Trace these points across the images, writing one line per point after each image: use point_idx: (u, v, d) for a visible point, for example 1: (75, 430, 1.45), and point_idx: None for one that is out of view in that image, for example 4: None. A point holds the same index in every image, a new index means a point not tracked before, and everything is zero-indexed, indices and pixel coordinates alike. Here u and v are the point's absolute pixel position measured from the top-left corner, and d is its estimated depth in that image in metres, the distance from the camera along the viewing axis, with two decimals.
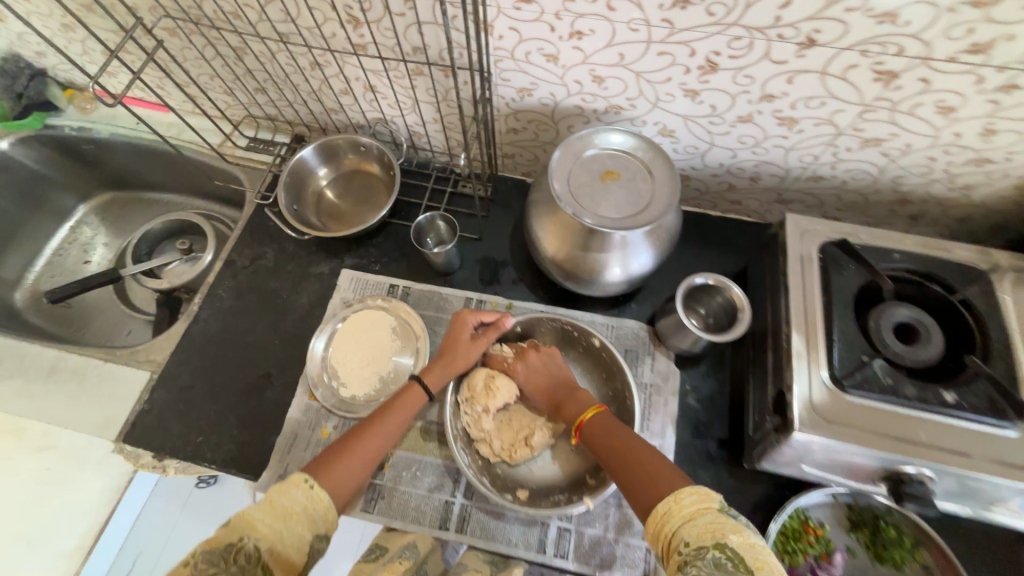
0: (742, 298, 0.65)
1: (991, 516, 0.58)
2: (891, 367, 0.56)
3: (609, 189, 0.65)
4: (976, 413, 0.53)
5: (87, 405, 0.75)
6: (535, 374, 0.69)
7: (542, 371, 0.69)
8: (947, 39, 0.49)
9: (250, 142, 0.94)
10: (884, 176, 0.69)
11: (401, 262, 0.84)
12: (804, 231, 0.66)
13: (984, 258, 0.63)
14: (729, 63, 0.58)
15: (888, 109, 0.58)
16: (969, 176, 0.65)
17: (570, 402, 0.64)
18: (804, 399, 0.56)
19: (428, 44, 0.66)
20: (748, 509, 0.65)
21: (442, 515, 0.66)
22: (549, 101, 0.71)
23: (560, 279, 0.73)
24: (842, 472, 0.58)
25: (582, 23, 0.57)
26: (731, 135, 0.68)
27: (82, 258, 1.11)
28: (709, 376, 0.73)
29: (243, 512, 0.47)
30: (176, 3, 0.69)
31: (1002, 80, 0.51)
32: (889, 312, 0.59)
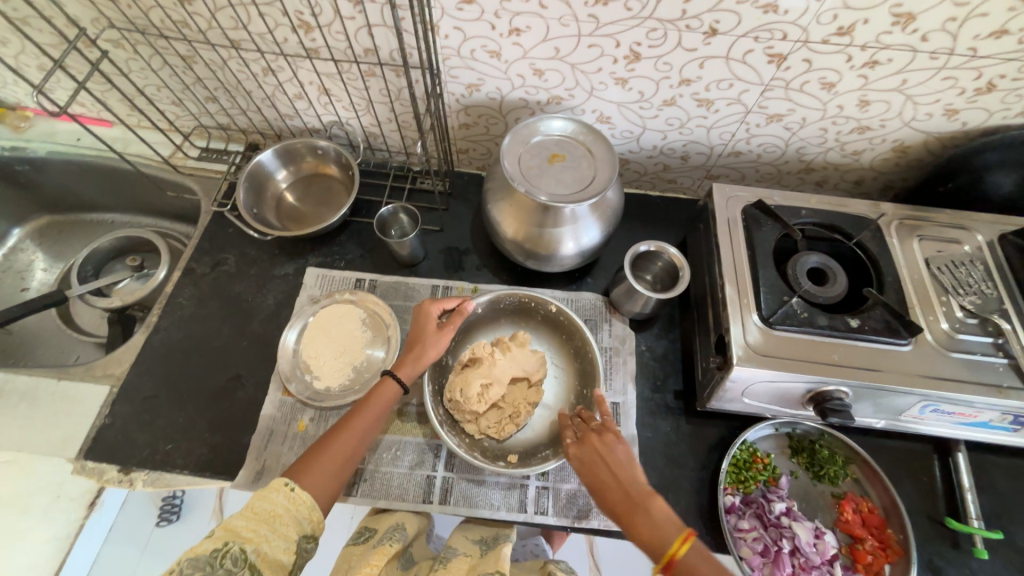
0: (680, 259, 0.73)
1: (901, 425, 0.68)
2: (807, 304, 0.65)
3: (556, 169, 0.71)
4: (876, 335, 0.63)
5: (42, 425, 0.72)
6: (600, 467, 0.56)
7: (602, 466, 0.56)
8: (819, 25, 0.59)
9: (203, 151, 0.94)
10: (790, 148, 0.79)
11: (366, 257, 0.87)
12: (729, 198, 0.75)
13: (874, 209, 0.74)
14: (650, 53, 0.66)
15: (783, 88, 0.68)
16: (856, 143, 0.76)
17: (642, 512, 0.51)
18: (740, 337, 0.63)
19: (379, 45, 0.71)
20: (705, 449, 0.72)
21: (425, 490, 0.69)
22: (496, 96, 0.77)
23: (520, 258, 0.78)
24: (778, 400, 0.66)
25: (519, 21, 0.64)
26: (659, 118, 0.77)
27: (19, 285, 1.05)
28: (661, 336, 0.80)
29: (225, 521, 0.49)
30: (122, 13, 0.70)
31: (865, 57, 0.62)
32: (802, 259, 0.68)
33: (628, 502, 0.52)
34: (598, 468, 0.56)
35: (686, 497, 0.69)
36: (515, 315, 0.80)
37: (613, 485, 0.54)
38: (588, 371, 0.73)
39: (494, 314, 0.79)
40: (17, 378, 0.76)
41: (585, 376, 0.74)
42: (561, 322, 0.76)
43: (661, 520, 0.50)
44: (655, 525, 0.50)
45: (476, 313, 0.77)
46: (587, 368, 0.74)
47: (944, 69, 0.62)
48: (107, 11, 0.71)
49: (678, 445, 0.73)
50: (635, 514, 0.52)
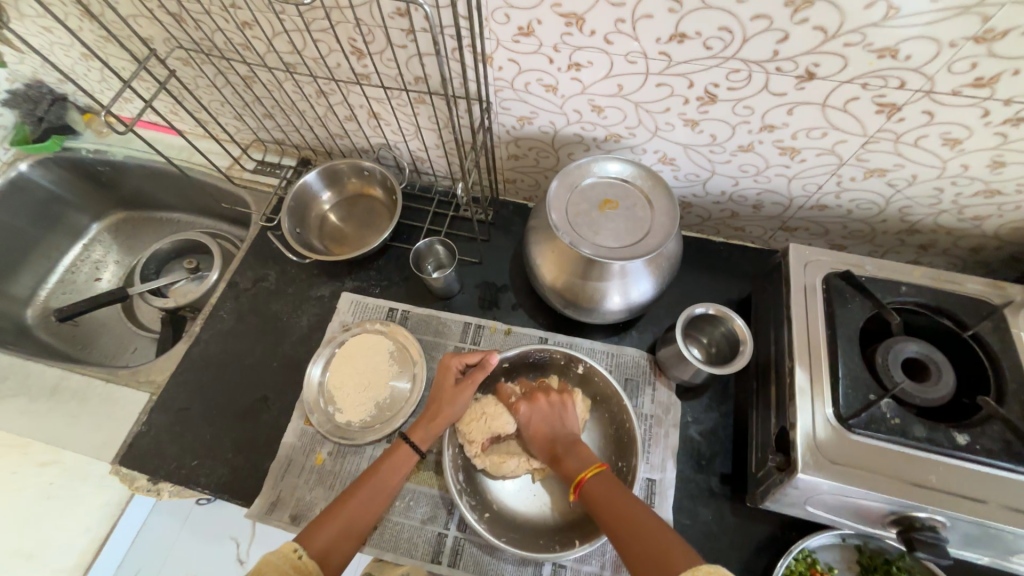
0: (744, 330, 0.63)
1: (1012, 566, 0.55)
2: (899, 406, 0.54)
3: (607, 218, 0.65)
4: (989, 458, 0.51)
5: (88, 425, 0.76)
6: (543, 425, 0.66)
7: (548, 419, 0.66)
8: (950, 73, 0.48)
9: (258, 165, 0.96)
10: (891, 207, 0.67)
11: (401, 286, 0.84)
12: (808, 262, 0.65)
13: (997, 292, 0.61)
14: (728, 95, 0.57)
15: (891, 141, 0.57)
16: (979, 208, 0.63)
17: (573, 454, 0.61)
18: (809, 438, 0.54)
19: (430, 74, 0.67)
20: (752, 550, 0.63)
21: (434, 548, 0.65)
22: (549, 130, 0.72)
23: (560, 306, 0.72)
24: (851, 514, 0.55)
25: (580, 56, 0.58)
26: (732, 164, 0.68)
27: (92, 276, 1.13)
28: (711, 408, 0.71)
29: None
30: (188, 35, 0.72)
31: (1008, 113, 0.50)
32: (897, 347, 0.57)
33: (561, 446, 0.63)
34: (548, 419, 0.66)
35: None
36: (542, 371, 0.74)
37: (555, 431, 0.65)
38: (626, 443, 0.66)
39: (524, 367, 0.73)
40: (71, 376, 0.80)
41: (619, 449, 0.67)
42: (594, 382, 0.70)
43: (584, 458, 0.60)
44: (577, 460, 0.60)
45: (503, 364, 0.71)
46: (624, 439, 0.66)
47: None
48: (175, 32, 0.73)
49: (720, 539, 0.64)
50: (565, 451, 0.62)
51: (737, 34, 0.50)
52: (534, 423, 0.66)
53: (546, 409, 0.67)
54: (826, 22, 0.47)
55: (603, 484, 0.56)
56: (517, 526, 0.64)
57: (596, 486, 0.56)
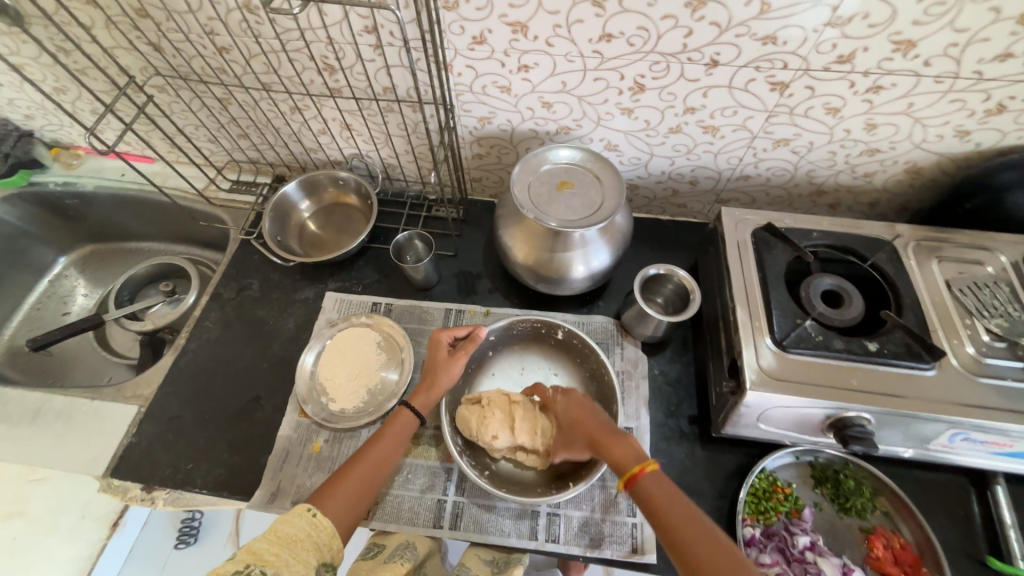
0: (691, 282, 0.73)
1: (930, 453, 0.64)
2: (822, 327, 0.64)
3: (566, 197, 0.73)
4: (896, 359, 0.61)
5: (74, 443, 0.76)
6: (575, 408, 0.66)
7: (586, 411, 0.65)
8: (819, 53, 0.61)
9: (234, 184, 1.01)
10: (800, 171, 0.80)
11: (382, 282, 0.90)
12: (738, 221, 0.75)
13: (889, 231, 0.73)
14: (654, 84, 0.68)
15: (787, 114, 0.70)
16: (867, 165, 0.76)
17: (621, 444, 0.59)
18: (752, 361, 0.63)
19: (397, 84, 0.75)
20: (722, 478, 0.70)
21: (435, 514, 0.68)
22: (507, 127, 0.81)
23: (532, 282, 0.79)
24: (797, 426, 0.64)
25: (527, 58, 0.68)
26: (666, 145, 0.79)
27: (62, 310, 1.12)
28: (674, 361, 0.80)
29: (248, 544, 0.50)
30: (166, 62, 0.78)
31: (868, 82, 0.63)
32: (815, 280, 0.67)
33: (602, 432, 0.61)
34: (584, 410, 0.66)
35: None
36: (524, 341, 0.81)
37: (600, 423, 0.63)
38: (605, 393, 0.73)
39: (509, 340, 0.80)
40: (52, 399, 0.79)
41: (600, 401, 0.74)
42: (573, 345, 0.78)
43: (638, 451, 0.58)
44: (625, 453, 0.58)
45: (491, 337, 0.78)
46: (604, 390, 0.74)
47: (951, 91, 0.63)
48: (154, 60, 0.78)
49: (694, 472, 0.71)
50: (616, 441, 0.60)
51: (652, 32, 0.61)
52: (573, 411, 0.66)
53: (583, 401, 0.67)
54: (719, 18, 0.59)
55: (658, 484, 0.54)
56: (515, 480, 0.69)
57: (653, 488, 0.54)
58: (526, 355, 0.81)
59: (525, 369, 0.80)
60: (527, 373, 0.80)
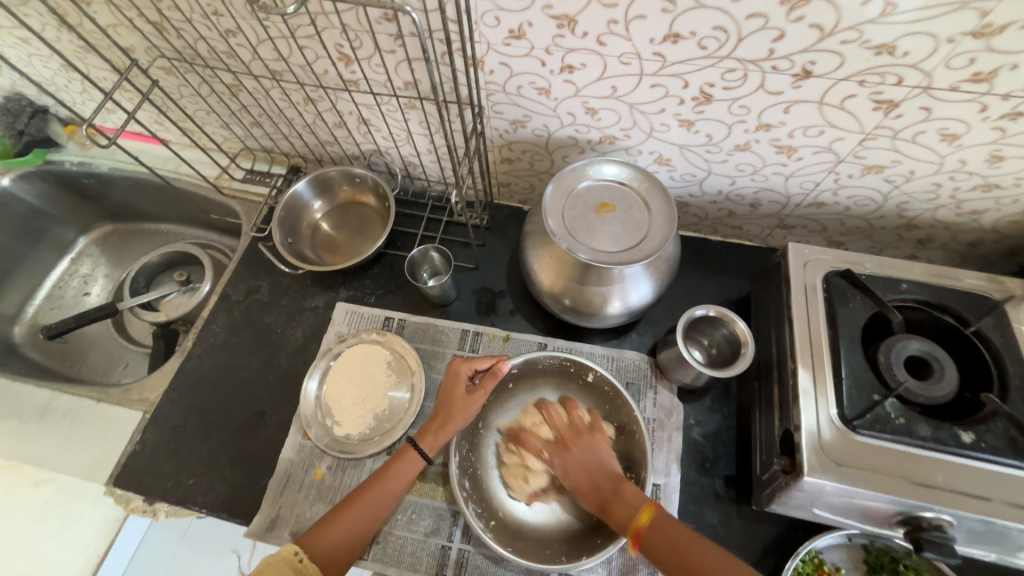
0: (746, 333, 0.62)
1: (1018, 563, 0.55)
2: (903, 405, 0.54)
3: (605, 222, 0.64)
4: (994, 455, 0.51)
5: (79, 446, 0.74)
6: (578, 464, 0.62)
7: (585, 467, 0.61)
8: (947, 69, 0.48)
9: (247, 174, 0.95)
10: (889, 202, 0.67)
11: (396, 294, 0.83)
12: (807, 261, 0.64)
13: (997, 286, 0.60)
14: (724, 94, 0.56)
15: (889, 138, 0.57)
16: (977, 202, 0.63)
17: (619, 500, 0.57)
18: (813, 440, 0.53)
19: (419, 79, 0.66)
20: (758, 552, 0.63)
21: (438, 561, 0.64)
22: (542, 132, 0.71)
23: (558, 312, 0.71)
24: (857, 515, 0.55)
25: (572, 58, 0.57)
26: (728, 163, 0.67)
27: (82, 291, 1.11)
28: (713, 410, 0.71)
29: None
30: (170, 44, 0.70)
31: (1006, 107, 0.50)
32: (900, 346, 0.56)
33: (606, 488, 0.58)
34: (583, 458, 0.62)
35: None
36: (546, 376, 0.73)
37: (594, 475, 0.60)
38: (633, 449, 0.65)
39: (531, 373, 0.72)
40: (61, 396, 0.78)
41: (626, 455, 0.66)
42: (602, 388, 0.70)
43: (631, 497, 0.57)
44: (628, 506, 0.56)
45: (512, 370, 0.70)
46: (632, 443, 0.66)
47: None
48: (157, 41, 0.71)
49: (726, 542, 0.63)
50: (613, 499, 0.57)
51: (732, 33, 0.49)
52: (574, 466, 0.62)
53: (581, 456, 0.62)
54: (822, 20, 0.46)
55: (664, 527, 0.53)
56: (523, 536, 0.63)
57: (659, 536, 0.53)
58: (546, 391, 0.73)
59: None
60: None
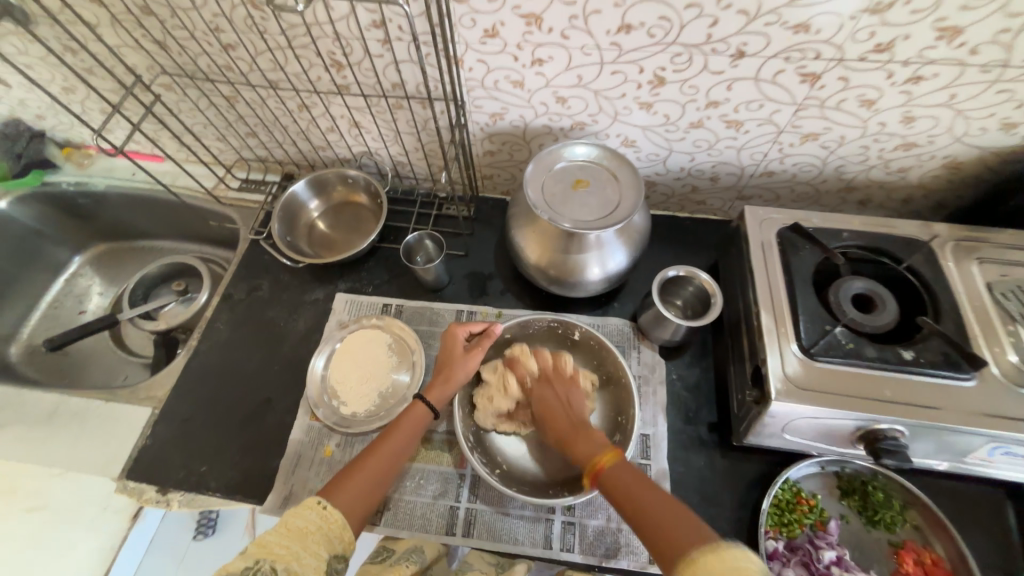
0: (712, 285, 0.70)
1: (966, 467, 0.62)
2: (852, 334, 0.61)
3: (581, 196, 0.71)
4: (933, 368, 0.58)
5: (90, 445, 0.76)
6: (552, 404, 0.65)
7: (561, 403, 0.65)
8: (855, 42, 0.57)
9: (243, 183, 1.00)
10: (828, 167, 0.76)
11: (392, 283, 0.88)
12: (762, 220, 0.72)
13: (926, 230, 0.69)
14: (675, 77, 0.65)
15: (818, 107, 0.66)
16: (901, 160, 0.72)
17: (583, 440, 0.60)
18: (778, 370, 0.60)
19: (406, 80, 0.73)
20: (743, 487, 0.68)
21: (448, 521, 0.67)
22: (519, 123, 0.78)
23: (545, 283, 0.77)
24: (824, 437, 0.61)
25: (541, 52, 0.65)
26: (686, 140, 0.75)
27: (78, 309, 1.13)
28: (693, 365, 0.77)
29: (258, 538, 0.49)
30: (173, 60, 0.76)
31: (908, 73, 0.59)
32: (845, 284, 0.64)
33: (574, 428, 0.62)
34: (559, 401, 0.66)
35: None
36: (537, 343, 0.79)
37: (565, 418, 0.63)
38: (623, 397, 0.71)
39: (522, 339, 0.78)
40: (69, 400, 0.80)
41: (618, 404, 0.72)
42: (591, 348, 0.76)
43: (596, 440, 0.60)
44: (591, 446, 0.59)
45: (505, 336, 0.77)
46: (622, 391, 0.72)
47: (998, 81, 0.58)
48: (160, 59, 0.77)
49: (713, 481, 0.69)
50: (576, 435, 0.61)
51: (675, 22, 0.58)
52: (548, 405, 0.66)
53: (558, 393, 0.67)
54: (747, 6, 0.55)
55: (622, 470, 0.55)
56: (526, 481, 0.68)
57: (614, 473, 0.55)
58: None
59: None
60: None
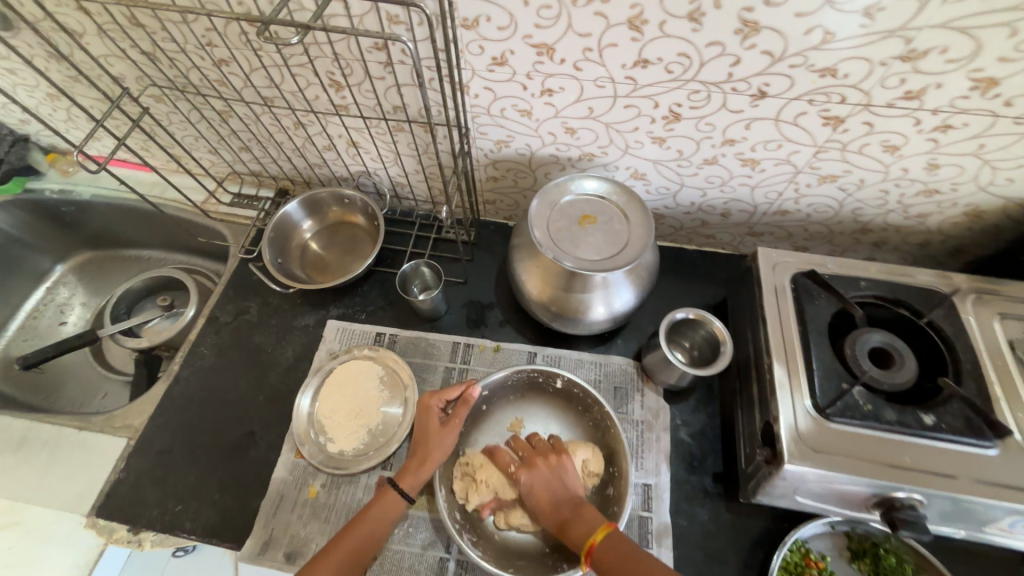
0: (724, 333, 0.67)
1: (986, 538, 0.58)
2: (870, 393, 0.58)
3: (587, 233, 0.67)
4: (955, 435, 0.55)
5: (59, 477, 0.72)
6: (544, 486, 0.62)
7: (549, 481, 0.62)
8: (883, 88, 0.54)
9: (234, 198, 0.96)
10: (845, 209, 0.73)
11: (387, 310, 0.84)
12: (776, 264, 0.69)
13: (945, 281, 0.66)
14: (691, 113, 0.62)
15: (839, 150, 0.63)
16: (921, 206, 0.69)
17: (580, 522, 0.57)
18: (792, 430, 0.56)
19: (407, 103, 0.69)
20: (748, 545, 0.65)
21: (437, 574, 0.64)
22: (525, 151, 0.75)
23: (546, 321, 0.73)
24: (837, 501, 0.58)
25: (551, 82, 0.62)
26: (699, 176, 0.72)
27: (57, 320, 1.08)
28: (698, 410, 0.74)
29: None
30: (162, 73, 0.72)
31: (936, 121, 0.56)
32: (863, 338, 0.61)
33: (566, 507, 0.59)
34: (546, 479, 0.63)
35: None
36: (523, 391, 0.75)
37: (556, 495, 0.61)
38: (613, 446, 0.68)
39: (502, 390, 0.74)
40: (40, 426, 0.76)
41: (607, 454, 0.68)
42: (580, 400, 0.72)
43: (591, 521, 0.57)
44: (584, 525, 0.57)
45: (483, 394, 0.72)
46: (610, 441, 0.68)
47: None
48: (149, 71, 0.73)
49: (717, 537, 0.65)
50: (572, 518, 0.58)
51: (695, 59, 0.55)
52: (536, 486, 0.62)
53: (546, 471, 0.63)
54: (772, 47, 0.52)
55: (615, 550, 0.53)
56: (519, 554, 0.64)
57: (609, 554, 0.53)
58: (523, 408, 0.75)
59: (523, 424, 0.74)
60: (526, 428, 0.74)
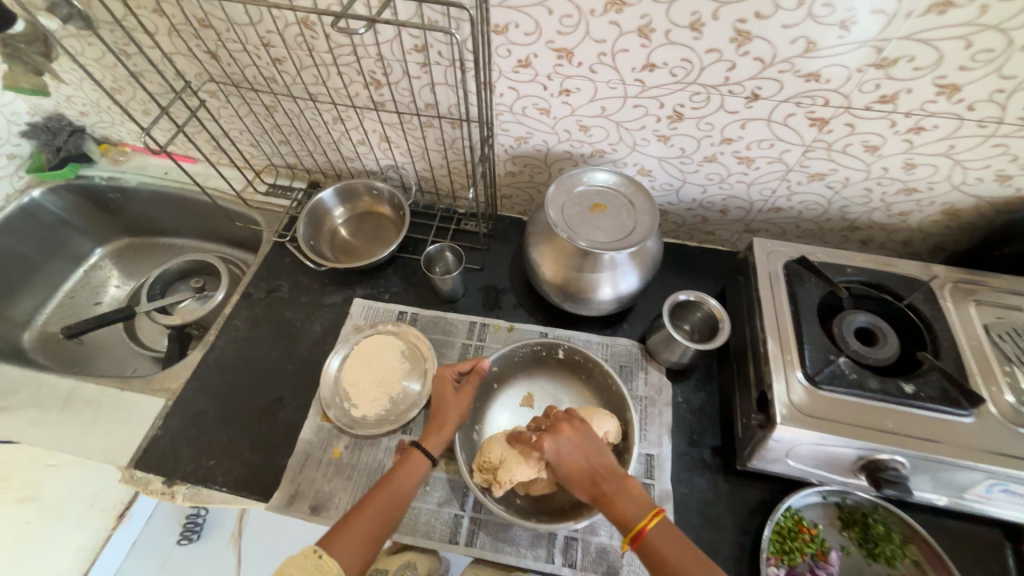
0: (720, 311, 0.73)
1: (965, 504, 0.63)
2: (855, 365, 0.63)
3: (598, 218, 0.74)
4: (933, 403, 0.60)
5: (100, 432, 0.77)
6: (574, 457, 0.61)
7: (579, 450, 0.61)
8: (862, 93, 0.62)
9: (270, 188, 1.04)
10: (833, 207, 0.80)
11: (409, 292, 0.91)
12: (770, 252, 0.75)
13: (925, 271, 0.72)
14: (692, 113, 0.70)
15: (825, 149, 0.70)
16: (902, 205, 0.76)
17: (624, 497, 0.57)
18: (784, 396, 0.62)
19: (439, 101, 0.78)
20: (745, 513, 0.69)
21: (451, 530, 0.68)
22: (542, 148, 0.83)
23: (557, 300, 0.80)
24: (827, 465, 0.63)
25: (569, 83, 0.70)
26: (699, 173, 0.80)
27: (94, 299, 1.15)
28: (698, 389, 0.79)
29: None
30: (222, 69, 0.81)
31: (910, 123, 0.64)
32: (849, 317, 0.67)
33: (607, 489, 0.58)
34: (579, 452, 0.61)
35: (724, 565, 0.65)
36: (532, 367, 0.80)
37: (592, 471, 0.60)
38: (615, 404, 0.73)
39: (512, 369, 0.79)
40: (83, 387, 0.81)
41: (611, 411, 0.73)
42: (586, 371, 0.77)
43: (635, 497, 0.57)
44: (631, 504, 0.57)
45: (494, 369, 0.77)
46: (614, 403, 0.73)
47: (994, 136, 0.62)
48: (210, 68, 0.82)
49: (715, 505, 0.69)
50: (613, 493, 0.58)
51: (696, 64, 0.63)
52: (567, 459, 0.61)
53: (573, 438, 0.61)
54: (763, 54, 0.60)
55: (665, 535, 0.54)
56: (541, 509, 0.67)
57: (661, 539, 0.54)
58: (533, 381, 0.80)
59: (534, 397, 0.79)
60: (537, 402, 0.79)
